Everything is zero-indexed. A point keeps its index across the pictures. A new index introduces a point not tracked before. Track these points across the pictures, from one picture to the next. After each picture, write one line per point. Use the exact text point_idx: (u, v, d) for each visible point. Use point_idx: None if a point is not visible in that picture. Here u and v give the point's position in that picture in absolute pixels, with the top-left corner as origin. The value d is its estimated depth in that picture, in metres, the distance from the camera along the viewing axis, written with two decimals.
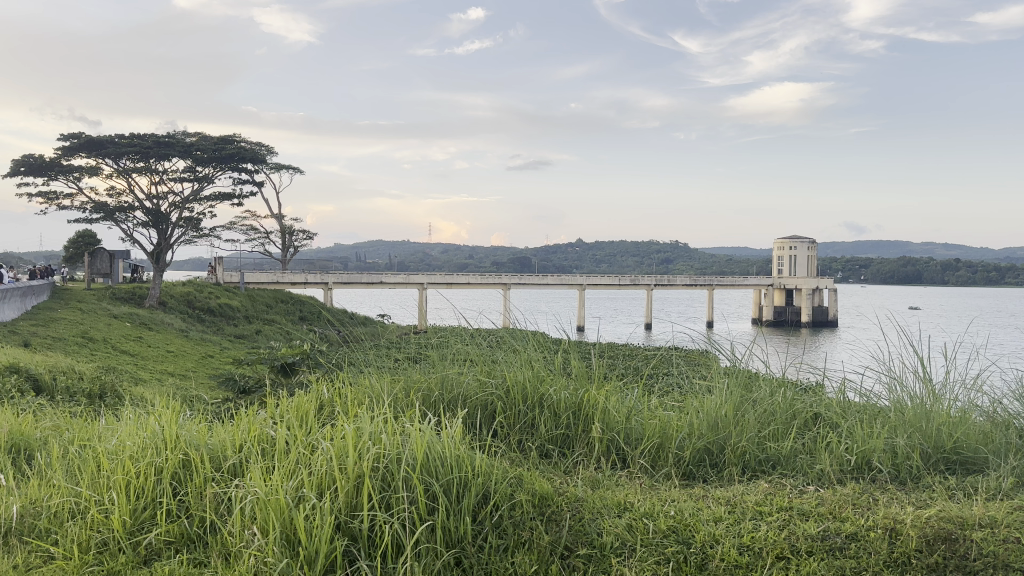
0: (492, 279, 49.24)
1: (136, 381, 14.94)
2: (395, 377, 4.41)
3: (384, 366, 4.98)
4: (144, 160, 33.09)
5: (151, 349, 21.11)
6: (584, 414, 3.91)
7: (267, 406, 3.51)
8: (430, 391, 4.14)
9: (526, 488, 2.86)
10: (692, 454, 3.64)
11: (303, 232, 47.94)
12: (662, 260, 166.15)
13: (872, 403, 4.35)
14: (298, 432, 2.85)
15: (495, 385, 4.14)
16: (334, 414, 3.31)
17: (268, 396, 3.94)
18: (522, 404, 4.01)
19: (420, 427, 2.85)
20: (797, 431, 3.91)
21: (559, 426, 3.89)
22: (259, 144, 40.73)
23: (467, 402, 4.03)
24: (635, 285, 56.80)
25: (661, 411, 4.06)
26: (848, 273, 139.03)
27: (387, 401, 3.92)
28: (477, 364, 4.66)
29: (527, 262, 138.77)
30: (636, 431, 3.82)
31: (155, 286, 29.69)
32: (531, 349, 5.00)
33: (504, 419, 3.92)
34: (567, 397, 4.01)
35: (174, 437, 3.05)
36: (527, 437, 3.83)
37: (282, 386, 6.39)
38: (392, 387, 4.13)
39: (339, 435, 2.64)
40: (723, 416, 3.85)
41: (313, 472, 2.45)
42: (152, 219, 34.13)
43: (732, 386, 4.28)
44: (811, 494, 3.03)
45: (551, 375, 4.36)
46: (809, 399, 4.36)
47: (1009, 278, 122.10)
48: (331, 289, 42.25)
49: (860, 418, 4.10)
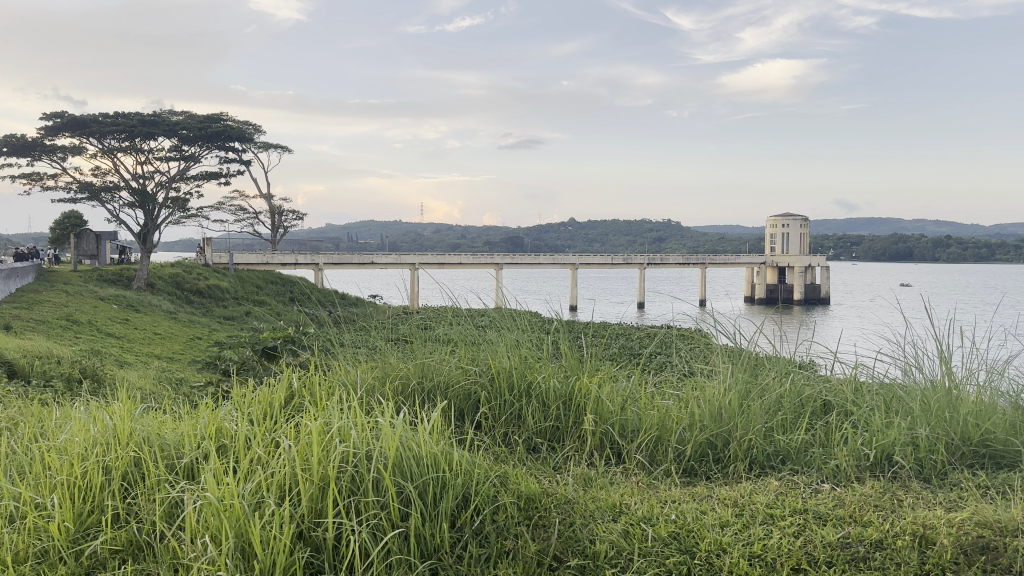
0: (484, 259, 49.06)
1: (120, 364, 14.69)
2: (375, 364, 4.18)
3: (364, 351, 4.74)
4: (129, 139, 32.51)
5: (137, 331, 20.75)
6: (574, 404, 3.67)
7: (230, 398, 3.29)
8: (408, 379, 3.91)
9: (510, 489, 2.63)
10: (694, 449, 3.41)
11: (293, 212, 47.52)
12: (654, 238, 166.54)
13: (886, 387, 4.15)
14: (264, 428, 2.63)
15: (479, 372, 3.92)
16: (307, 406, 3.09)
17: (239, 388, 3.68)
18: (508, 394, 3.78)
19: (392, 422, 2.61)
20: (806, 421, 3.70)
21: (547, 417, 3.66)
22: (247, 122, 40.22)
23: (449, 391, 3.80)
24: (627, 265, 56.48)
25: (659, 399, 3.83)
26: (839, 251, 139.81)
27: (367, 396, 3.69)
28: (462, 349, 4.43)
29: (520, 242, 138.98)
30: (633, 423, 3.59)
31: (142, 267, 29.31)
32: (520, 330, 4.75)
33: (494, 408, 3.69)
34: (557, 386, 3.77)
35: (127, 433, 2.81)
36: (513, 430, 3.60)
37: (266, 369, 6.14)
38: (373, 379, 3.90)
39: (305, 431, 2.41)
40: (727, 405, 3.62)
41: (282, 469, 2.24)
42: (139, 199, 33.66)
43: (736, 370, 4.06)
44: (827, 493, 2.82)
45: (540, 361, 4.12)
46: (819, 385, 4.15)
47: (998, 254, 122.53)
48: (321, 269, 41.94)
49: (875, 405, 3.89)
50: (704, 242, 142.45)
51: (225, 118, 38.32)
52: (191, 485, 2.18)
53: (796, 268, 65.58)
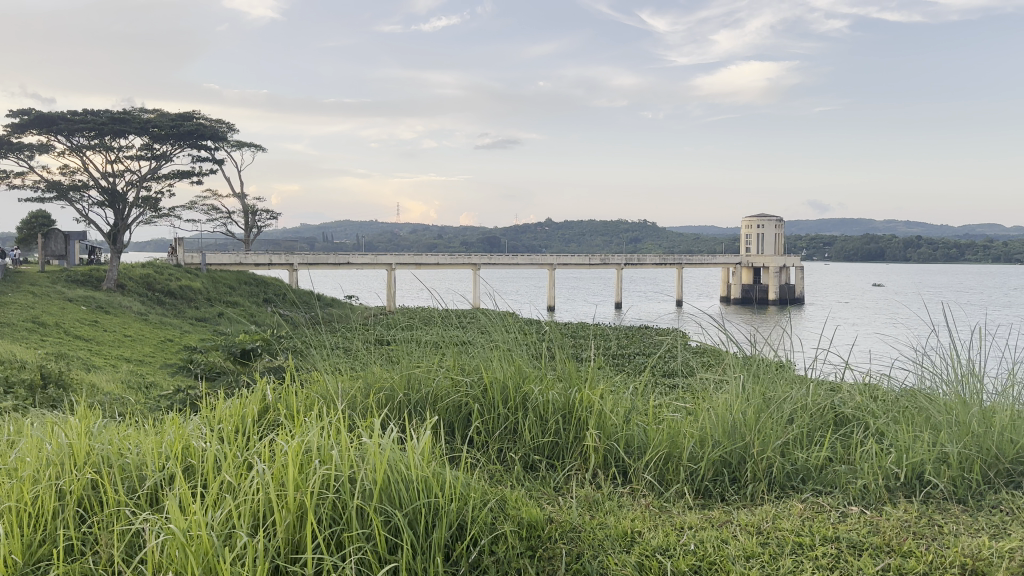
0: (461, 259, 48.87)
1: (88, 368, 14.29)
2: (357, 373, 3.95)
3: (344, 358, 4.51)
4: (99, 137, 31.81)
5: (106, 333, 20.26)
6: (575, 418, 3.48)
7: (198, 411, 3.06)
8: (394, 391, 3.71)
9: (511, 517, 2.50)
10: (707, 466, 3.25)
11: (267, 212, 46.93)
12: (630, 239, 167.36)
13: (905, 400, 4.02)
14: (242, 446, 2.42)
15: (470, 383, 3.73)
16: (286, 422, 2.88)
17: (209, 399, 3.44)
18: (502, 407, 3.60)
19: (384, 441, 2.42)
20: (822, 436, 3.56)
21: (545, 431, 3.49)
22: (220, 120, 39.66)
23: (438, 404, 3.61)
24: (604, 265, 56.47)
25: (665, 413, 3.67)
26: (811, 251, 141.80)
27: (354, 411, 3.48)
28: (450, 355, 4.22)
29: (496, 242, 138.85)
30: (638, 440, 3.42)
31: (112, 268, 28.67)
32: (510, 335, 4.58)
33: (488, 423, 3.52)
34: (556, 399, 3.59)
35: (83, 451, 2.57)
36: (509, 446, 3.44)
37: (241, 373, 5.89)
38: (359, 393, 3.68)
39: (290, 451, 2.21)
40: (740, 418, 3.46)
41: (267, 497, 2.05)
42: (109, 198, 32.97)
43: (746, 381, 3.89)
44: (855, 520, 2.69)
45: (535, 371, 3.93)
46: (830, 394, 4.00)
47: (968, 254, 124.83)
48: (296, 270, 41.48)
49: (894, 420, 3.75)
50: (680, 243, 143.33)
51: (197, 116, 37.72)
52: (166, 513, 1.96)
53: (771, 268, 66.18)
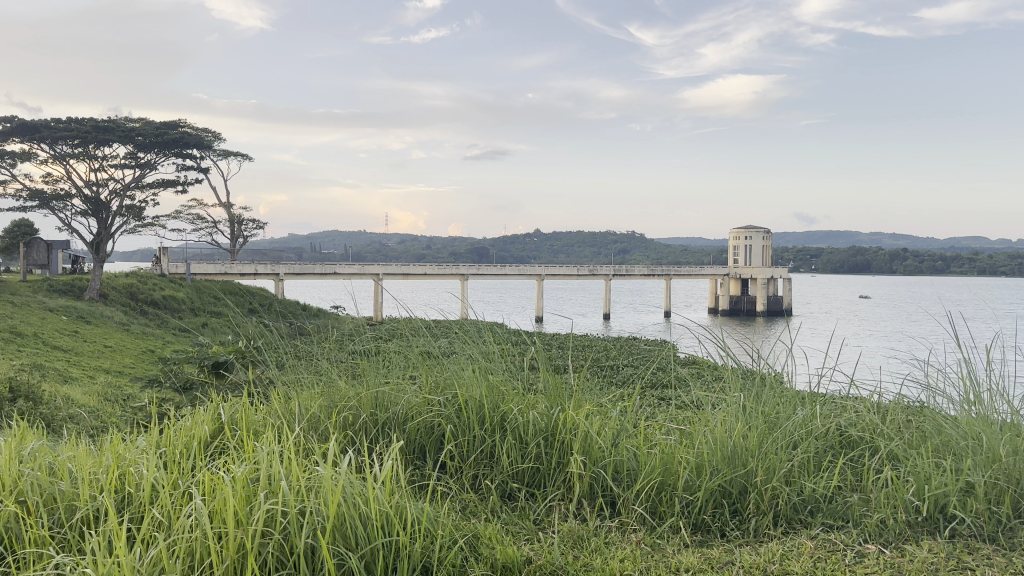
0: (449, 270, 48.60)
1: (64, 379, 13.91)
2: (322, 390, 3.77)
3: (314, 375, 4.32)
4: (82, 146, 31.38)
5: (86, 343, 19.85)
6: (558, 441, 3.27)
7: (144, 433, 2.88)
8: (360, 412, 3.52)
9: (486, 562, 2.34)
10: (704, 498, 3.05)
11: (253, 221, 46.57)
12: (618, 250, 167.79)
13: (913, 420, 3.85)
14: (183, 477, 2.26)
15: (443, 402, 3.54)
16: (236, 447, 2.71)
17: (158, 420, 3.25)
18: (479, 427, 3.42)
19: (344, 479, 2.24)
20: (824, 464, 3.36)
21: (527, 455, 3.28)
22: (206, 130, 39.38)
23: (410, 428, 3.43)
24: (592, 276, 56.34)
25: (658, 435, 3.45)
26: (798, 263, 142.86)
27: (316, 437, 3.30)
28: (425, 369, 4.03)
29: (485, 253, 138.68)
30: (628, 465, 3.21)
31: (95, 277, 28.21)
32: (492, 346, 4.37)
33: (463, 446, 3.33)
34: (537, 420, 3.37)
35: (8, 475, 2.39)
36: (485, 472, 3.27)
37: (216, 388, 5.75)
38: (323, 415, 3.50)
39: (236, 488, 2.04)
40: (739, 441, 3.25)
41: (212, 540, 1.91)
42: (92, 207, 32.55)
43: (743, 399, 3.71)
44: (870, 566, 2.54)
45: (513, 388, 3.72)
46: (833, 414, 3.82)
47: (953, 267, 125.85)
48: (282, 280, 41.11)
49: (902, 441, 3.58)
50: (667, 254, 143.70)
51: (183, 125, 37.41)
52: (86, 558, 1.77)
53: (759, 280, 66.27)
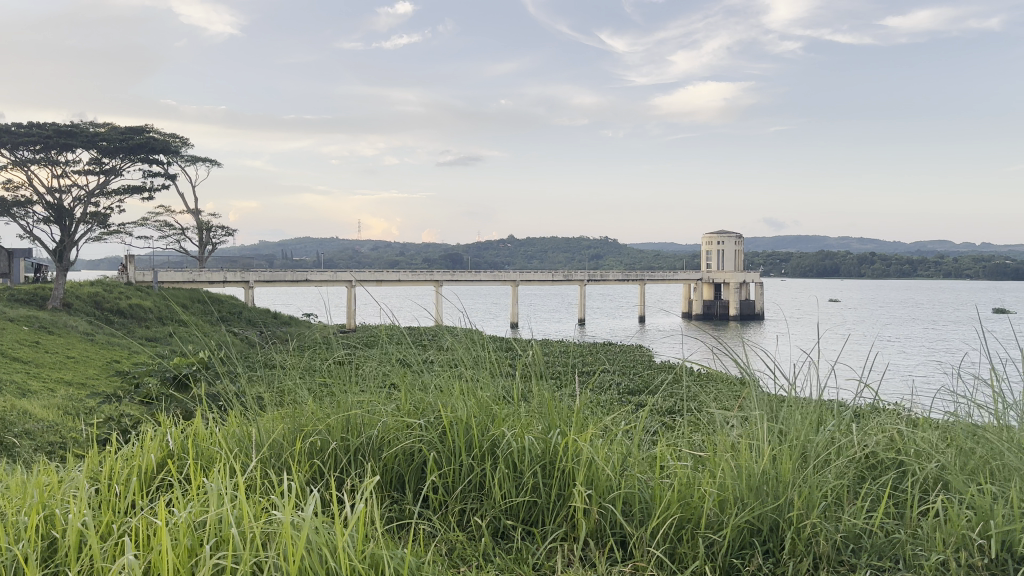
0: (422, 276, 48.14)
1: (21, 392, 13.38)
2: (288, 413, 3.54)
3: (285, 396, 4.07)
4: (44, 151, 30.58)
5: (48, 355, 19.25)
6: (559, 469, 3.01)
7: (82, 469, 2.68)
8: (332, 437, 3.29)
9: None
10: (732, 535, 2.79)
11: (222, 228, 45.86)
12: (592, 256, 168.06)
13: (946, 438, 3.64)
14: (116, 524, 2.12)
15: (425, 426, 3.29)
16: (186, 489, 2.47)
17: (105, 451, 3.03)
18: (467, 453, 3.15)
19: (305, 532, 1.98)
20: (853, 491, 3.12)
21: (523, 485, 3.01)
22: (173, 135, 38.76)
23: (391, 458, 3.19)
24: (567, 281, 56.25)
25: (672, 463, 3.19)
26: (769, 268, 144.40)
27: (280, 474, 3.05)
28: (405, 389, 3.77)
29: (459, 259, 138.19)
30: (641, 497, 2.96)
31: (58, 286, 27.45)
32: (479, 356, 4.09)
33: (450, 476, 3.08)
34: (534, 445, 3.12)
35: None
36: (475, 507, 3.00)
37: (177, 403, 5.51)
38: (287, 444, 3.25)
39: (172, 550, 1.84)
40: (771, 471, 2.98)
41: None
42: (54, 214, 31.72)
43: (756, 416, 3.50)
44: None
45: (502, 407, 3.48)
46: (858, 431, 3.59)
47: (920, 270, 127.83)
48: (252, 287, 40.44)
49: (938, 460, 3.33)
50: (640, 260, 144.45)
51: (149, 131, 36.75)
52: None
53: (731, 285, 66.68)
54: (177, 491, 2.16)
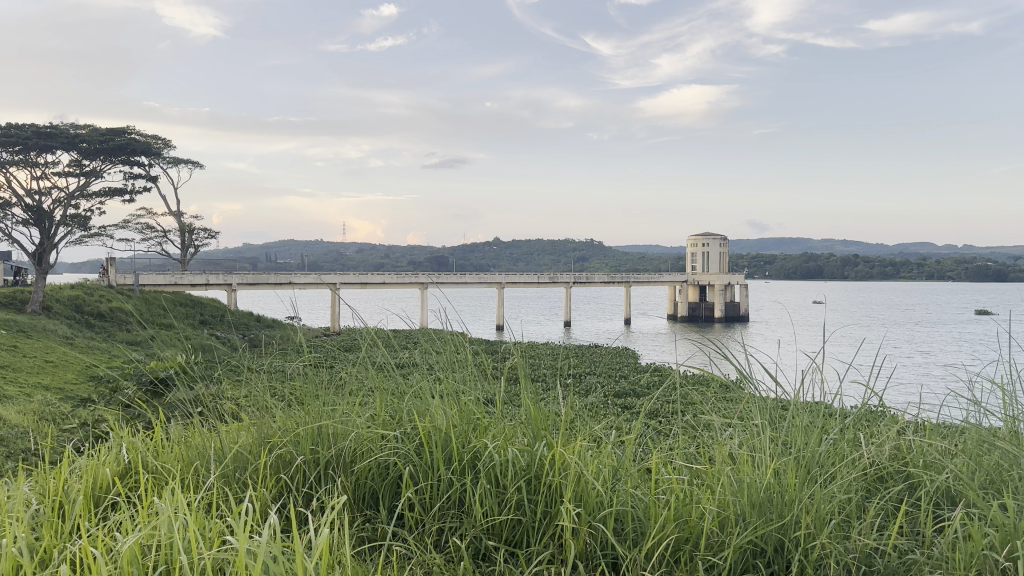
0: (408, 279, 47.90)
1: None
2: (255, 425, 3.43)
3: (259, 400, 3.97)
4: (23, 152, 30.15)
5: (26, 359, 18.93)
6: (544, 484, 2.87)
7: (28, 492, 2.56)
8: (300, 452, 3.17)
9: None
10: (733, 558, 2.65)
11: (203, 230, 45.43)
12: (577, 258, 168.35)
13: (958, 448, 3.52)
14: (54, 556, 2.00)
15: (401, 436, 3.18)
16: (137, 511, 2.35)
17: (59, 466, 2.93)
18: (445, 465, 3.01)
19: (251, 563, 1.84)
20: (858, 509, 2.97)
21: (505, 503, 2.88)
22: (155, 137, 38.37)
23: (365, 472, 3.08)
24: (553, 283, 56.19)
25: (668, 479, 3.06)
26: (754, 270, 145.23)
27: (244, 493, 2.94)
28: (381, 395, 3.65)
29: (445, 262, 137.91)
30: (633, 516, 2.82)
31: (38, 289, 26.98)
32: (459, 358, 3.98)
33: (427, 493, 2.94)
34: (518, 458, 2.98)
35: None
36: (454, 526, 2.86)
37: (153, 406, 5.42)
38: (251, 457, 3.17)
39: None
40: (777, 486, 2.84)
41: None
42: (34, 217, 31.28)
43: (749, 426, 3.39)
44: None
45: (483, 415, 3.36)
46: (868, 440, 3.45)
47: (902, 272, 128.88)
48: (235, 290, 40.03)
49: (952, 470, 3.20)
50: (625, 261, 144.88)
51: (131, 132, 36.33)
52: None
53: (717, 286, 66.87)
54: (122, 516, 2.04)
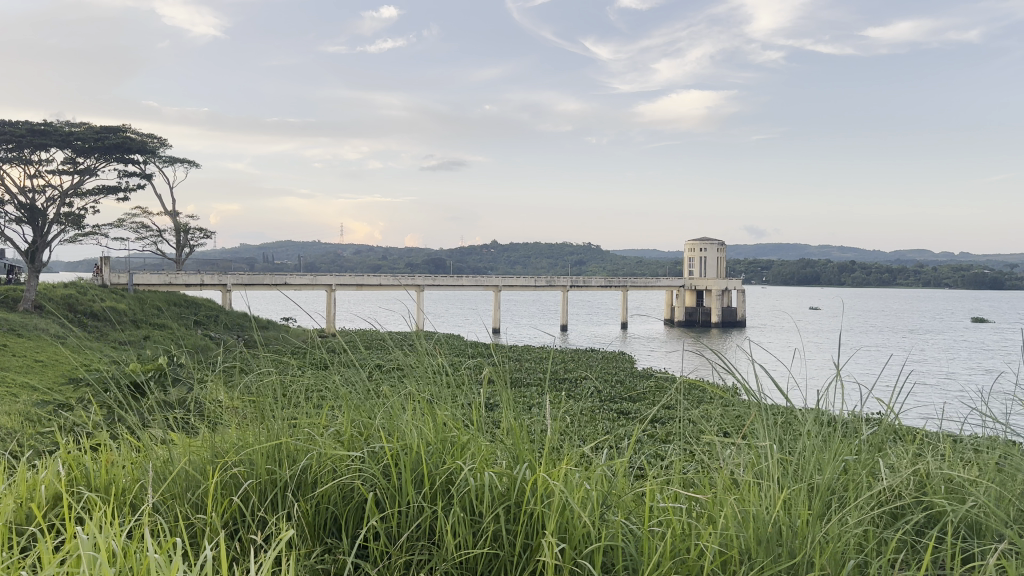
0: (403, 281, 47.66)
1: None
2: (214, 450, 3.31)
3: (227, 411, 3.85)
4: (17, 150, 29.93)
5: (15, 358, 18.71)
6: (523, 512, 2.71)
7: None
8: (260, 475, 3.05)
9: None
10: None
11: (199, 230, 45.23)
12: (575, 262, 168.28)
13: (972, 470, 3.34)
14: None
15: (369, 457, 3.05)
16: (68, 546, 2.18)
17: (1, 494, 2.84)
18: (412, 489, 2.87)
19: None
20: (866, 543, 2.79)
21: (481, 535, 2.71)
22: (152, 136, 38.18)
23: (333, 495, 2.95)
24: (550, 287, 56.06)
25: (655, 509, 2.90)
26: (751, 275, 145.24)
27: (196, 519, 2.82)
28: (352, 410, 3.52)
29: (442, 264, 137.68)
30: (617, 547, 2.65)
31: (30, 287, 26.70)
32: (436, 367, 3.84)
33: (394, 520, 2.79)
34: (492, 483, 2.83)
35: None
36: (427, 558, 2.69)
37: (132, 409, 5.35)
38: (207, 481, 3.07)
39: None
40: (785, 524, 2.65)
41: None
42: (27, 215, 30.99)
43: (742, 450, 3.24)
44: None
45: (458, 433, 3.22)
46: (880, 465, 3.26)
47: (900, 279, 128.93)
48: (230, 290, 39.78)
49: (974, 495, 3.00)
50: (622, 266, 144.74)
51: (126, 130, 36.13)
52: None
53: (714, 291, 66.73)
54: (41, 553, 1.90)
